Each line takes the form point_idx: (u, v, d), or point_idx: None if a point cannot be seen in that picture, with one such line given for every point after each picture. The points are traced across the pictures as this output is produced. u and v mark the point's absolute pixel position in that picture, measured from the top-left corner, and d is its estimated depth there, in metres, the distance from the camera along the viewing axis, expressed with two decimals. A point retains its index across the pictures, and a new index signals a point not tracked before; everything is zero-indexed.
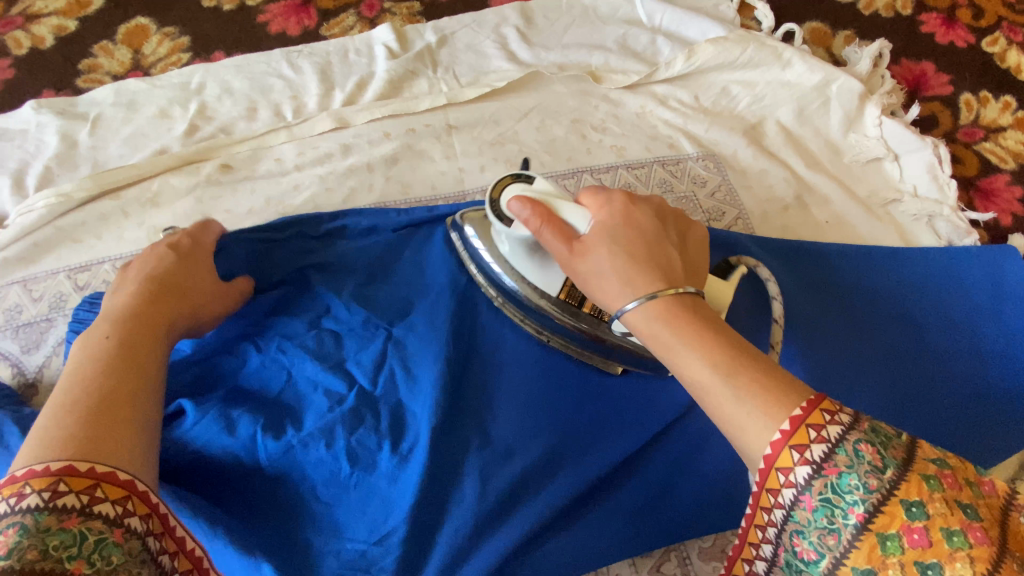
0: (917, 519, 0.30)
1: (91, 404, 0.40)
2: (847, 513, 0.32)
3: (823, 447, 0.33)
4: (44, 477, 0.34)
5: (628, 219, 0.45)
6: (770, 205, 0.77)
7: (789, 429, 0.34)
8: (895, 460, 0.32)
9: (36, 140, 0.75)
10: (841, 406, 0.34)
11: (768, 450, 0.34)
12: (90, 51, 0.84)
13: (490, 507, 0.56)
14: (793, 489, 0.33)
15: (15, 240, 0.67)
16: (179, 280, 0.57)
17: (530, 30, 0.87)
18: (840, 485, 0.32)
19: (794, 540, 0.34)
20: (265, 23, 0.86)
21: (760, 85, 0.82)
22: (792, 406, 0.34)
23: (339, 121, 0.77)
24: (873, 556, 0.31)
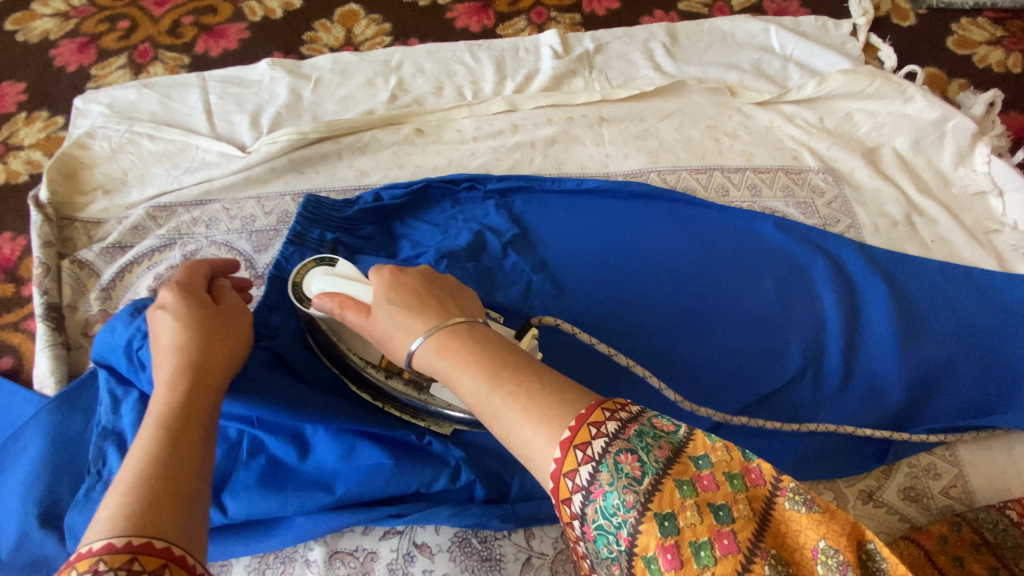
0: (668, 534, 0.31)
1: (145, 489, 0.38)
2: (618, 537, 0.32)
3: (588, 467, 0.33)
4: (87, 558, 0.33)
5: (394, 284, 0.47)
6: (881, 220, 0.86)
7: (560, 458, 0.34)
8: (653, 465, 0.33)
9: (270, 91, 0.93)
10: (608, 417, 0.34)
11: (551, 483, 0.34)
12: (311, 26, 1.02)
13: None
14: (577, 521, 0.33)
15: (257, 164, 0.84)
16: (208, 328, 0.51)
17: (675, 47, 1.00)
18: (606, 509, 0.32)
19: (601, 567, 0.33)
20: (452, 19, 1.03)
21: (882, 115, 0.92)
22: (563, 426, 0.34)
23: (510, 105, 0.92)
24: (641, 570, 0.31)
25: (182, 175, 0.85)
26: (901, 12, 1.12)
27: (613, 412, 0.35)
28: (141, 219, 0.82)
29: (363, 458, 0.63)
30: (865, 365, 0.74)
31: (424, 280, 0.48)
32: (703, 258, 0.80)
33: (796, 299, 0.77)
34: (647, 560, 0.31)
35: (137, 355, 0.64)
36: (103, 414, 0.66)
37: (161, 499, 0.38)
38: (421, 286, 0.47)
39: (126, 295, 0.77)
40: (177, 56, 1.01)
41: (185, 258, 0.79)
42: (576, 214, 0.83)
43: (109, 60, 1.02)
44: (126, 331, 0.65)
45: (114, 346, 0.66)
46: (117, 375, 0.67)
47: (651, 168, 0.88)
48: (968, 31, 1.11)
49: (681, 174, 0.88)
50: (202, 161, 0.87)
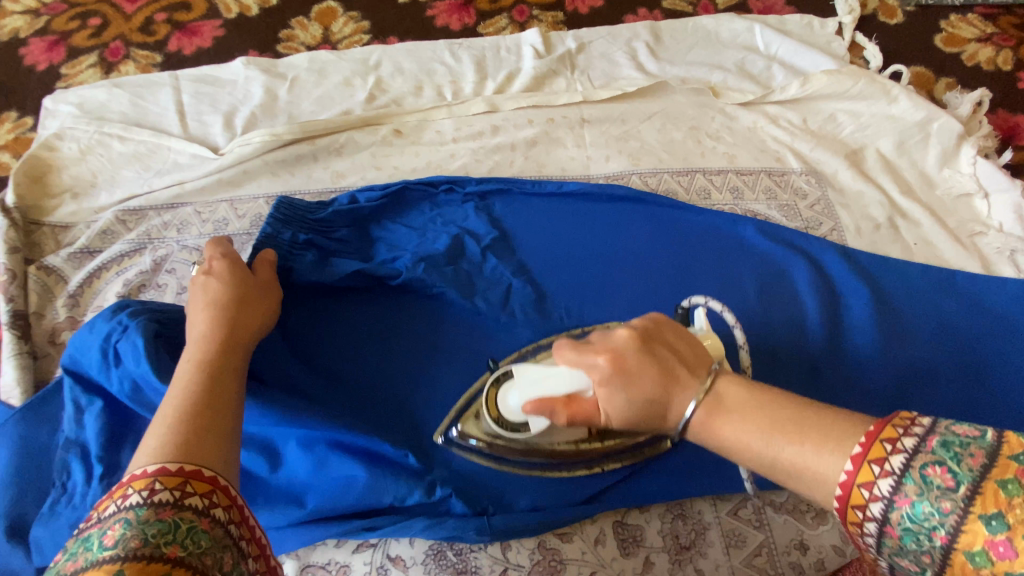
0: (998, 531, 0.30)
1: (194, 421, 0.45)
2: (931, 537, 0.32)
3: (889, 480, 0.34)
4: (144, 479, 0.40)
5: (622, 353, 0.48)
6: (864, 223, 0.85)
7: (853, 469, 0.35)
8: (968, 473, 0.32)
9: (244, 91, 0.91)
10: (901, 433, 0.35)
11: (839, 490, 0.36)
12: (288, 23, 1.00)
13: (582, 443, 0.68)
14: (874, 522, 0.34)
15: (229, 166, 0.82)
16: (243, 293, 0.60)
17: (658, 46, 0.99)
18: (915, 513, 0.33)
19: (898, 560, 0.35)
20: (432, 17, 1.01)
21: (866, 116, 0.91)
22: (851, 444, 0.36)
23: (491, 105, 0.90)
24: (965, 569, 0.31)
25: (153, 178, 0.83)
26: (887, 10, 1.11)
27: (906, 426, 0.35)
28: (110, 223, 0.80)
29: (335, 470, 0.62)
30: (849, 371, 0.73)
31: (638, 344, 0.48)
32: (684, 263, 0.79)
33: (777, 303, 0.76)
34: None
35: (114, 348, 0.63)
36: (68, 424, 0.64)
37: (209, 433, 0.45)
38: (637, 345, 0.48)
39: (95, 302, 0.76)
40: (150, 55, 0.98)
41: (155, 263, 0.77)
42: (557, 217, 0.82)
43: (79, 59, 0.99)
44: (106, 326, 0.64)
45: (87, 343, 0.64)
46: (83, 383, 0.65)
47: (633, 170, 0.87)
48: (957, 29, 1.10)
49: (663, 177, 0.87)
50: (174, 163, 0.85)
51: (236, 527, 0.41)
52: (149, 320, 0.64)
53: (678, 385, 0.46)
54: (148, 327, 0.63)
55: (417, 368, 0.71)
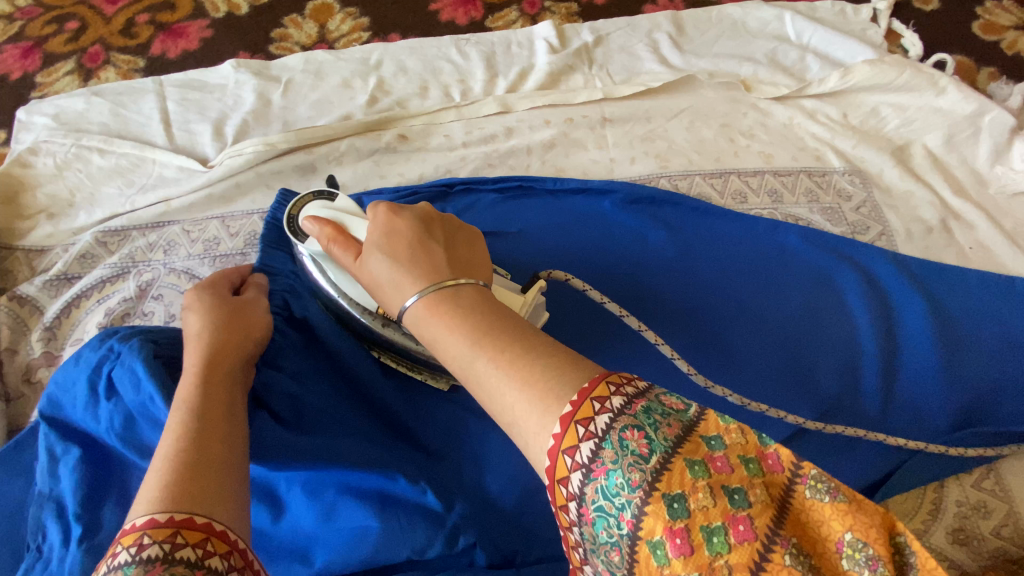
0: (678, 517, 0.28)
1: (187, 453, 0.41)
2: (620, 521, 0.29)
3: (591, 444, 0.30)
4: (132, 533, 0.34)
5: (388, 230, 0.43)
6: (915, 226, 0.78)
7: (576, 404, 0.31)
8: (662, 444, 0.29)
9: (234, 95, 0.84)
10: (613, 391, 0.31)
11: (548, 460, 0.31)
12: (280, 21, 0.92)
13: None
14: (574, 502, 0.30)
15: (220, 179, 0.74)
16: (230, 318, 0.55)
17: (681, 38, 0.91)
18: (608, 488, 0.29)
19: (594, 560, 0.31)
20: (436, 11, 0.94)
21: (911, 109, 0.84)
22: (570, 395, 0.31)
23: (502, 106, 0.83)
24: (651, 570, 0.28)
25: (136, 195, 0.76)
26: None
27: (619, 385, 0.31)
28: (89, 246, 0.73)
29: (345, 520, 0.54)
30: (904, 394, 0.66)
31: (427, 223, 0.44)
32: (724, 269, 0.72)
33: (827, 316, 0.69)
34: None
35: (103, 380, 0.58)
36: (40, 477, 0.56)
37: (201, 469, 0.39)
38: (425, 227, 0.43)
39: (73, 335, 0.69)
40: (132, 59, 0.91)
41: (140, 289, 0.70)
42: (582, 218, 0.75)
43: (56, 65, 0.91)
44: (97, 354, 0.59)
45: (72, 377, 0.59)
46: (61, 428, 0.59)
47: (661, 173, 0.80)
48: (995, 16, 1.03)
49: (695, 180, 0.79)
50: (160, 177, 0.78)
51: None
52: (144, 340, 0.59)
53: (429, 267, 0.40)
54: (144, 347, 0.58)
55: (435, 396, 0.64)
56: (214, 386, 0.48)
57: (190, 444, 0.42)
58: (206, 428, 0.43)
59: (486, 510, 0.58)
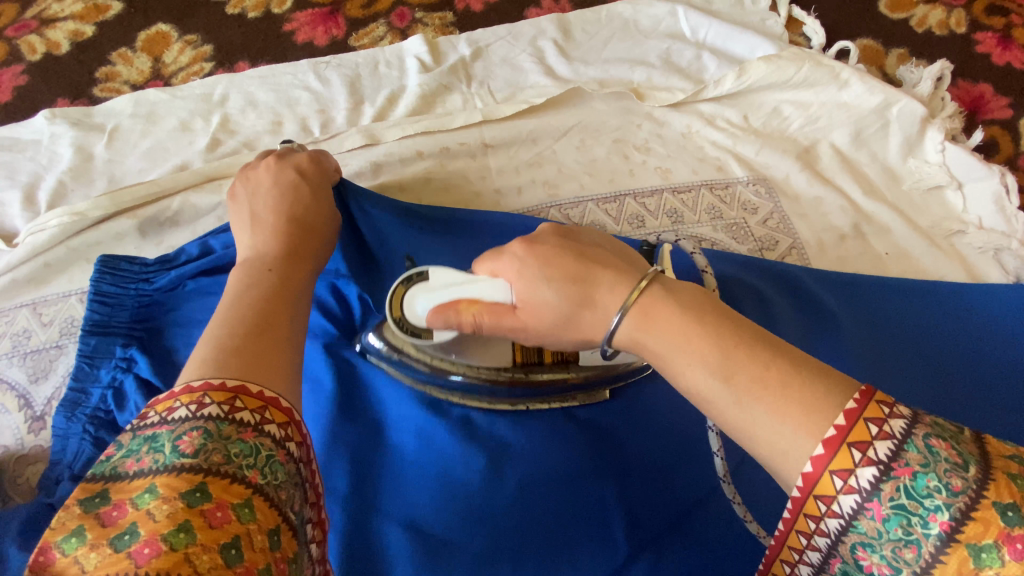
0: (1015, 525, 0.26)
1: (249, 316, 0.38)
2: (928, 521, 0.27)
3: (889, 445, 0.28)
4: (221, 391, 0.31)
5: (540, 254, 0.41)
6: (827, 234, 0.73)
7: (845, 426, 0.29)
8: (972, 456, 0.28)
9: (49, 153, 0.71)
10: (889, 413, 0.29)
11: (806, 475, 0.30)
12: (107, 58, 0.80)
13: (521, 537, 0.51)
14: (855, 496, 0.29)
15: (23, 260, 0.63)
16: (321, 210, 0.54)
17: (568, 43, 0.83)
18: (915, 488, 0.28)
19: (860, 555, 0.29)
20: (292, 31, 0.83)
21: (814, 106, 0.78)
22: (838, 414, 0.29)
23: (368, 137, 0.73)
24: (965, 569, 0.26)
25: None
26: None
27: (892, 407, 0.30)
28: None
29: None
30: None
31: (563, 238, 0.42)
32: None
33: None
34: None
35: None
36: None
37: (279, 348, 0.36)
38: (568, 243, 0.42)
39: None
40: None
41: None
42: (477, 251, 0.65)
43: None
44: None
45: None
46: None
47: (550, 203, 0.72)
48: None
49: (587, 207, 0.72)
50: None
51: (312, 468, 0.34)
52: None
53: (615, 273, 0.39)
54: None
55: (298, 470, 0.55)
56: (297, 242, 0.49)
57: (264, 300, 0.40)
58: (275, 289, 0.42)
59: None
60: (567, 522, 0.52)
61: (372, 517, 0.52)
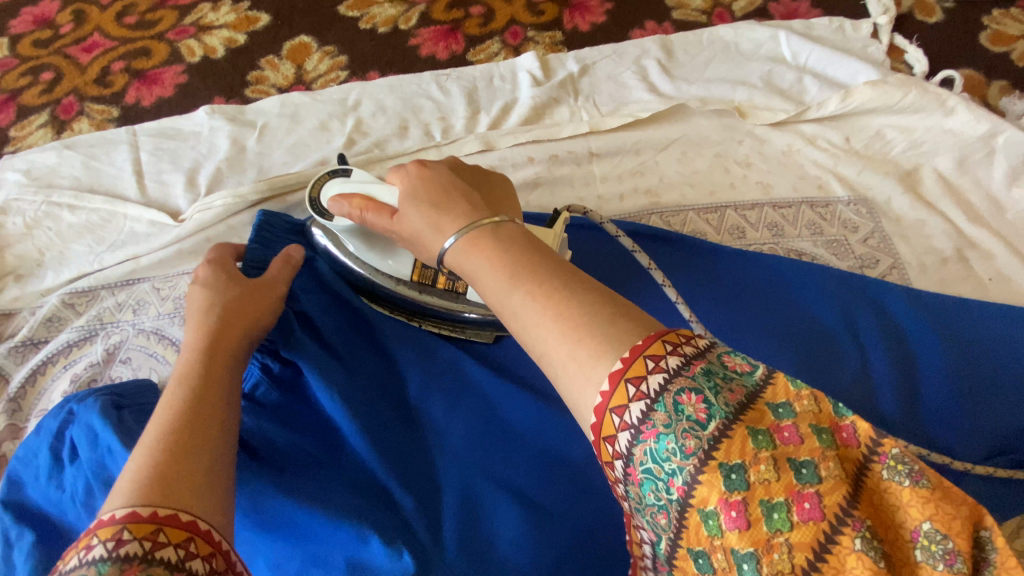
0: (734, 490, 0.30)
1: (180, 437, 0.42)
2: (669, 486, 0.31)
3: (641, 405, 0.32)
4: (109, 526, 0.33)
5: (419, 177, 0.45)
6: (928, 257, 0.73)
7: (609, 392, 0.32)
8: (722, 409, 0.31)
9: (208, 143, 0.81)
10: (669, 350, 0.32)
11: (595, 417, 0.33)
12: (257, 63, 0.90)
13: (608, 519, 0.58)
14: (621, 461, 0.33)
15: (191, 233, 0.72)
16: (243, 316, 0.55)
17: (671, 63, 0.87)
18: (658, 452, 0.31)
19: (643, 516, 0.34)
20: (416, 46, 0.91)
21: (919, 131, 0.79)
22: (602, 380, 0.32)
23: (485, 143, 0.80)
24: (700, 537, 0.31)
25: (105, 253, 0.73)
26: (926, 6, 0.98)
27: (676, 345, 0.33)
28: (56, 309, 0.70)
29: None
30: (918, 427, 0.58)
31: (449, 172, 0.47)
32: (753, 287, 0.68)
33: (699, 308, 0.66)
34: (694, 553, 0.32)
35: (67, 443, 0.55)
36: None
37: (199, 468, 0.39)
38: (447, 178, 0.45)
39: (39, 405, 0.66)
40: (106, 109, 0.89)
41: (107, 352, 0.68)
42: None
43: (29, 119, 0.90)
44: (57, 417, 0.57)
45: (34, 449, 0.56)
46: (14, 511, 0.54)
47: (652, 210, 0.76)
48: (1001, 26, 0.97)
49: (687, 215, 0.76)
50: (131, 233, 0.75)
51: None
52: (101, 394, 0.56)
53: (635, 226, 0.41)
54: (103, 400, 0.56)
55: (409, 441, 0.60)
56: (214, 346, 0.51)
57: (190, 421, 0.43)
58: (200, 410, 0.44)
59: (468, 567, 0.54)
60: None
61: (479, 485, 0.58)
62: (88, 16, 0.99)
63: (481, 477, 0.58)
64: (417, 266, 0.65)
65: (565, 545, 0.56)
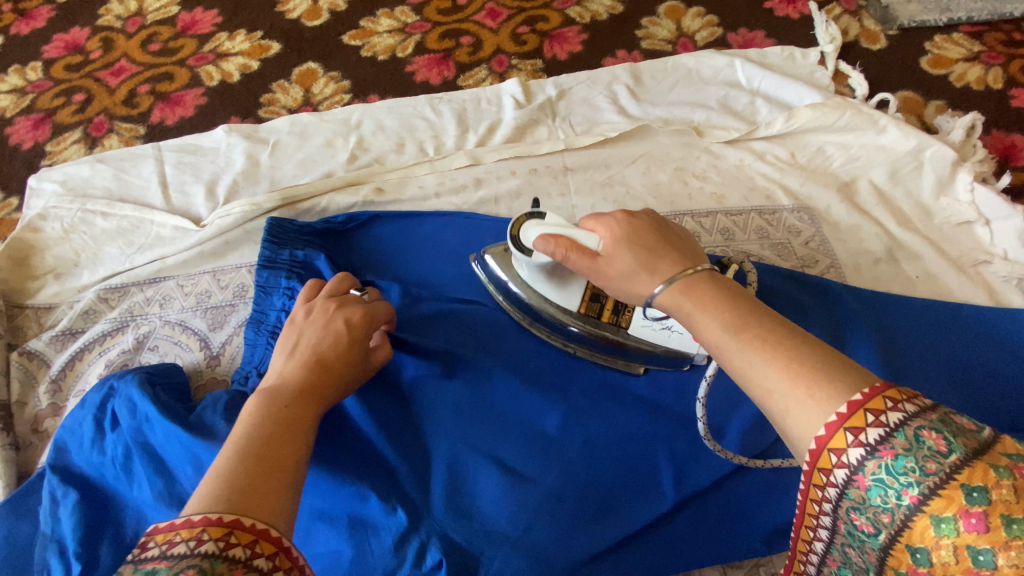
0: (977, 504, 0.31)
1: (263, 449, 0.46)
2: (902, 495, 0.33)
3: (880, 430, 0.34)
4: (198, 525, 0.37)
5: (630, 228, 0.52)
6: (862, 257, 0.83)
7: (847, 413, 0.35)
8: (963, 448, 0.32)
9: (226, 158, 0.91)
10: (891, 406, 0.34)
11: (823, 431, 0.36)
12: (269, 87, 1.01)
13: (578, 485, 0.65)
14: (845, 469, 0.35)
15: (211, 236, 0.81)
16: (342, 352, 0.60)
17: (639, 87, 0.98)
18: (896, 467, 0.33)
19: (850, 515, 0.35)
20: (412, 72, 1.02)
21: (855, 147, 0.89)
22: (842, 402, 0.35)
23: (472, 159, 0.90)
24: (926, 536, 0.32)
25: (134, 254, 0.83)
26: (870, 36, 1.09)
27: (911, 394, 0.35)
28: (92, 303, 0.79)
29: (320, 543, 0.61)
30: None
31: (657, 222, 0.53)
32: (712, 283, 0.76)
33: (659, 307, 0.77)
34: (914, 549, 0.32)
35: (108, 415, 0.65)
36: (42, 520, 0.60)
37: (269, 475, 0.43)
38: (657, 229, 0.52)
39: (76, 387, 0.74)
40: (133, 127, 0.99)
41: (137, 341, 0.77)
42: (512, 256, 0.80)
43: (63, 135, 1.00)
44: (98, 394, 0.66)
45: (78, 420, 0.65)
46: (60, 474, 0.62)
47: None
48: (943, 50, 1.08)
49: None
50: (157, 237, 0.84)
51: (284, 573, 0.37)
52: (138, 372, 0.66)
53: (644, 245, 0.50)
54: (139, 376, 0.65)
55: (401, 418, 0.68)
56: (312, 380, 0.56)
57: (274, 433, 0.48)
58: (281, 427, 0.49)
59: (456, 526, 0.62)
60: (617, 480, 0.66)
61: (466, 455, 0.66)
62: (115, 43, 1.10)
63: (471, 450, 0.66)
64: (586, 299, 0.73)
65: (540, 507, 0.64)
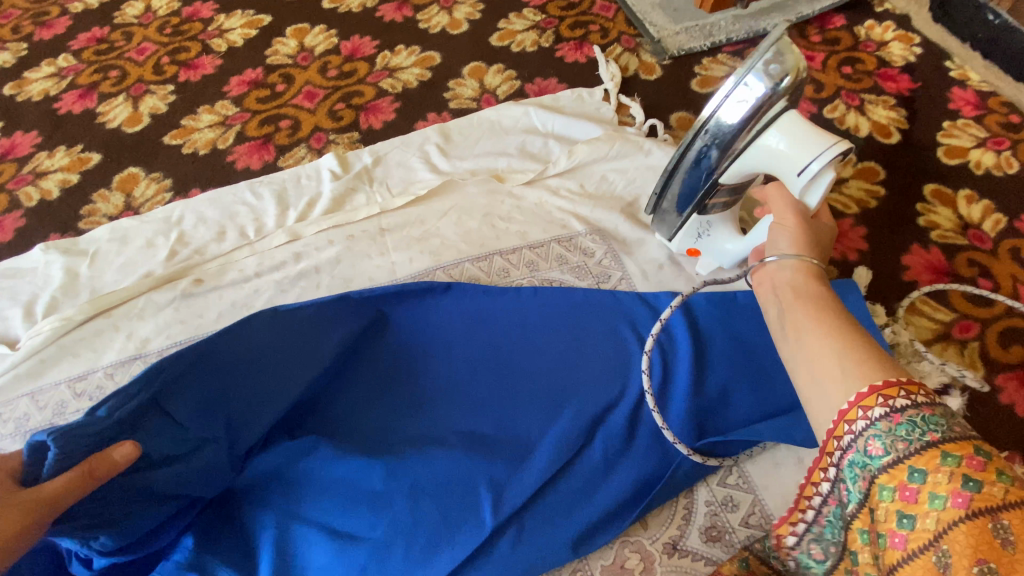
0: (948, 463, 0.40)
1: None
2: (924, 438, 0.42)
3: (885, 409, 0.44)
4: None
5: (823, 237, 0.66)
6: (648, 266, 0.93)
7: (866, 392, 0.45)
8: (949, 430, 0.41)
9: (45, 276, 0.92)
10: (898, 395, 0.44)
11: (854, 395, 0.45)
12: (89, 198, 1.03)
13: (398, 534, 0.69)
14: (865, 423, 0.45)
15: (24, 359, 0.82)
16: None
17: (448, 144, 1.08)
18: (906, 429, 0.43)
19: (870, 447, 0.44)
20: (233, 161, 1.07)
21: (631, 171, 1.01)
22: (879, 378, 0.45)
23: (292, 235, 0.95)
24: (926, 486, 0.41)
25: None
26: (647, 67, 1.25)
27: (928, 392, 0.44)
28: None
29: None
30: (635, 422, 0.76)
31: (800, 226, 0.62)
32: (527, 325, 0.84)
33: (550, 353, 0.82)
34: (911, 474, 0.42)
35: None
36: None
37: None
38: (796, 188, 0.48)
39: None
40: None
41: None
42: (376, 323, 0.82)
43: None
44: None
45: None
46: None
47: (435, 267, 0.93)
48: (710, 70, 1.24)
49: (464, 266, 0.94)
50: None
51: None
52: None
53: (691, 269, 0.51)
54: None
55: (227, 510, 0.71)
56: None
57: None
58: None
59: None
60: (440, 521, 0.69)
61: (292, 526, 0.69)
62: None
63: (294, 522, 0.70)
64: None
65: (369, 561, 0.68)
